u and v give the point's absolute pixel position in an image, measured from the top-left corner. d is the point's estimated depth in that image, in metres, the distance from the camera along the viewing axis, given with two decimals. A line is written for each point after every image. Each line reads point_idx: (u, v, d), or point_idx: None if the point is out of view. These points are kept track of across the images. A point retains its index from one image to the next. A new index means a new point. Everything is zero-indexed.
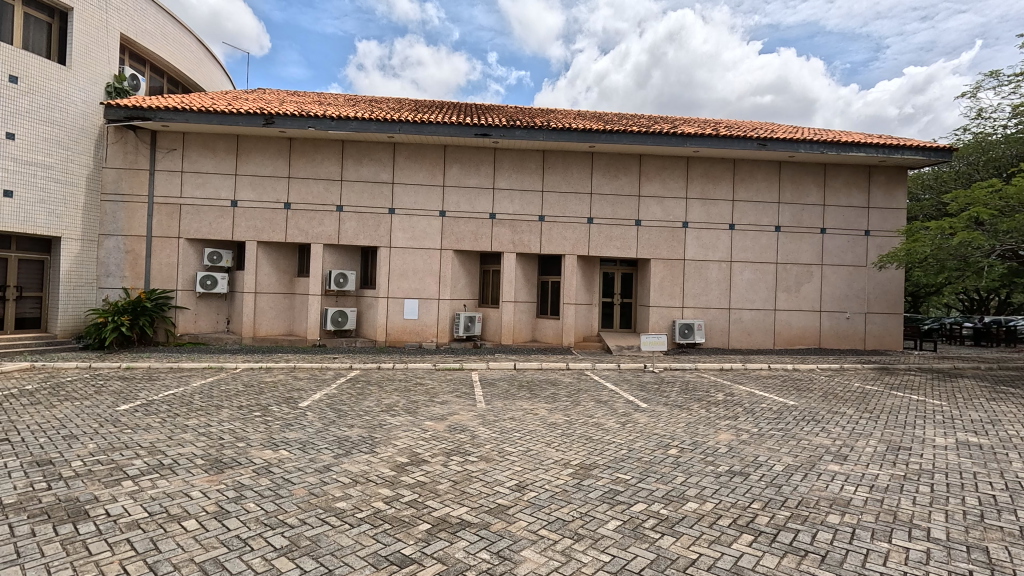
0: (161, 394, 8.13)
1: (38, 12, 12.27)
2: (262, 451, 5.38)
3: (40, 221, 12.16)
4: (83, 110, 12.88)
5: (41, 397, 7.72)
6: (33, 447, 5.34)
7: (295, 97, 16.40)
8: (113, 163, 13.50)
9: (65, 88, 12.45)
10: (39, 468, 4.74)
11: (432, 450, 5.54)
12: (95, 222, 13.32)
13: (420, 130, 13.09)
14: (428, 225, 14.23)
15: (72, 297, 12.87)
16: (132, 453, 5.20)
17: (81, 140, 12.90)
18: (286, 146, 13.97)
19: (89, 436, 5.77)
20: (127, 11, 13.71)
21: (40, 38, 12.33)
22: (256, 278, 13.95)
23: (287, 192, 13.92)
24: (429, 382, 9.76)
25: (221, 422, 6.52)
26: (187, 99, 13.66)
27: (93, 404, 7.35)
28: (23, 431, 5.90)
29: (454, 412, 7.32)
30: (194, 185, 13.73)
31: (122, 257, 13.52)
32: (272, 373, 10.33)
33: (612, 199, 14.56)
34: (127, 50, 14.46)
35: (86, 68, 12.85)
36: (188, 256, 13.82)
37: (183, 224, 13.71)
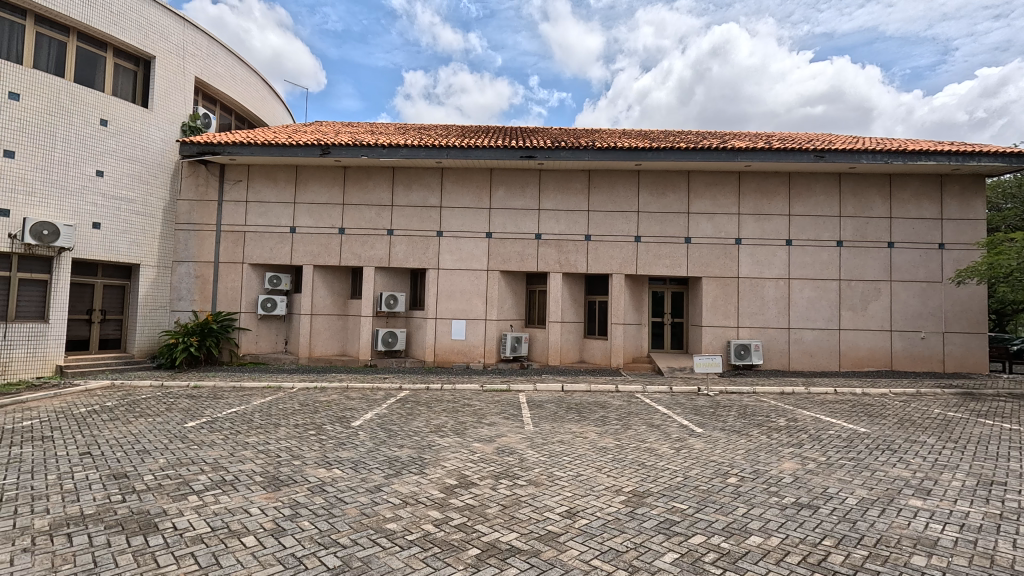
0: (225, 411, 8.55)
1: (126, 62, 13.52)
2: (317, 469, 5.52)
3: (123, 251, 13.18)
4: (162, 147, 14.02)
5: (119, 414, 8.28)
6: (111, 461, 5.70)
7: (351, 128, 17.22)
8: (187, 195, 14.56)
9: (147, 128, 13.62)
10: (115, 481, 5.04)
11: (480, 472, 5.50)
12: (169, 250, 14.33)
13: (467, 154, 13.38)
14: (475, 246, 14.43)
15: (148, 320, 13.83)
16: (198, 469, 5.47)
17: (160, 174, 14.02)
18: (341, 174, 14.65)
19: (160, 451, 6.11)
20: (201, 56, 14.96)
21: (127, 84, 13.57)
22: (312, 300, 14.58)
23: (341, 218, 14.54)
24: (477, 403, 9.75)
25: (279, 439, 6.77)
26: (251, 133, 14.65)
27: (164, 420, 7.80)
28: (103, 445, 6.35)
29: (502, 434, 7.26)
30: (257, 214, 14.60)
31: (192, 281, 14.46)
32: (327, 392, 10.63)
33: (660, 216, 14.29)
34: (201, 91, 15.73)
35: (165, 110, 14.04)
36: (250, 279, 14.62)
37: (246, 249, 14.55)
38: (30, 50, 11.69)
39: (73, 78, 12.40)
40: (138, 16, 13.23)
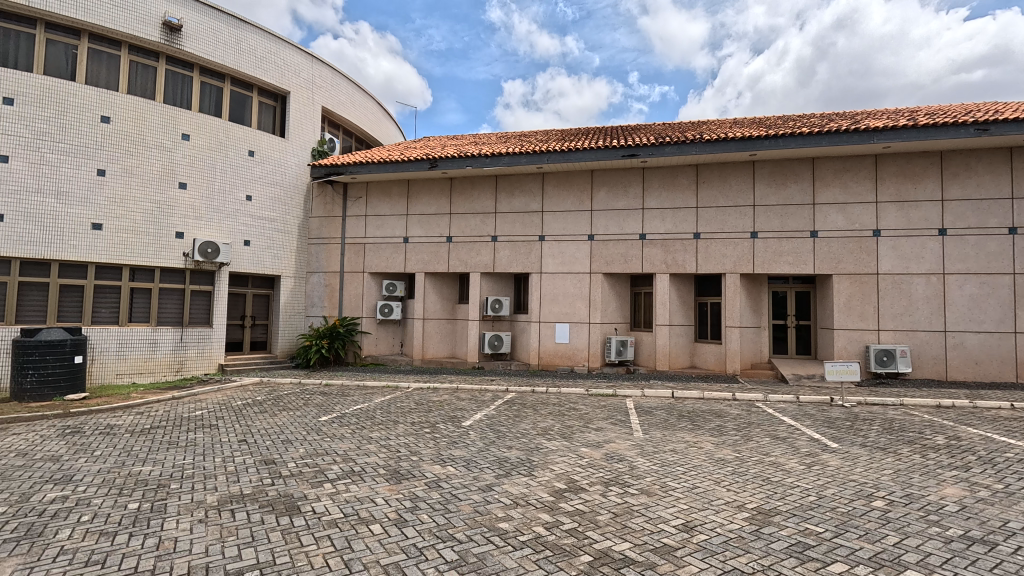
0: (352, 408, 9.37)
1: (267, 99, 15.46)
2: (433, 466, 5.83)
3: (268, 264, 15.03)
4: (297, 171, 15.79)
5: (267, 407, 9.45)
6: (262, 449, 6.52)
7: (456, 141, 18.07)
8: (317, 213, 16.23)
9: (285, 156, 15.43)
10: (267, 467, 5.75)
11: (589, 477, 5.43)
12: (304, 262, 16.07)
13: (567, 158, 13.39)
14: (577, 249, 14.35)
15: (287, 325, 15.62)
16: (331, 459, 6.05)
17: (295, 195, 15.80)
18: (448, 185, 15.42)
19: (300, 441, 6.86)
20: (326, 87, 16.65)
21: (268, 118, 15.50)
22: (424, 305, 15.49)
23: (449, 227, 15.28)
24: (583, 407, 9.66)
25: (398, 435, 7.26)
26: (369, 153, 15.98)
27: (302, 414, 8.75)
28: (256, 434, 7.29)
29: (610, 440, 7.11)
30: (375, 227, 15.86)
31: (323, 290, 16.08)
32: (439, 393, 11.20)
33: (779, 210, 13.11)
34: (327, 119, 17.50)
35: (299, 138, 15.80)
36: (370, 287, 15.90)
37: (366, 259, 15.86)
38: (196, 97, 13.82)
39: (228, 117, 14.44)
40: (277, 58, 15.08)
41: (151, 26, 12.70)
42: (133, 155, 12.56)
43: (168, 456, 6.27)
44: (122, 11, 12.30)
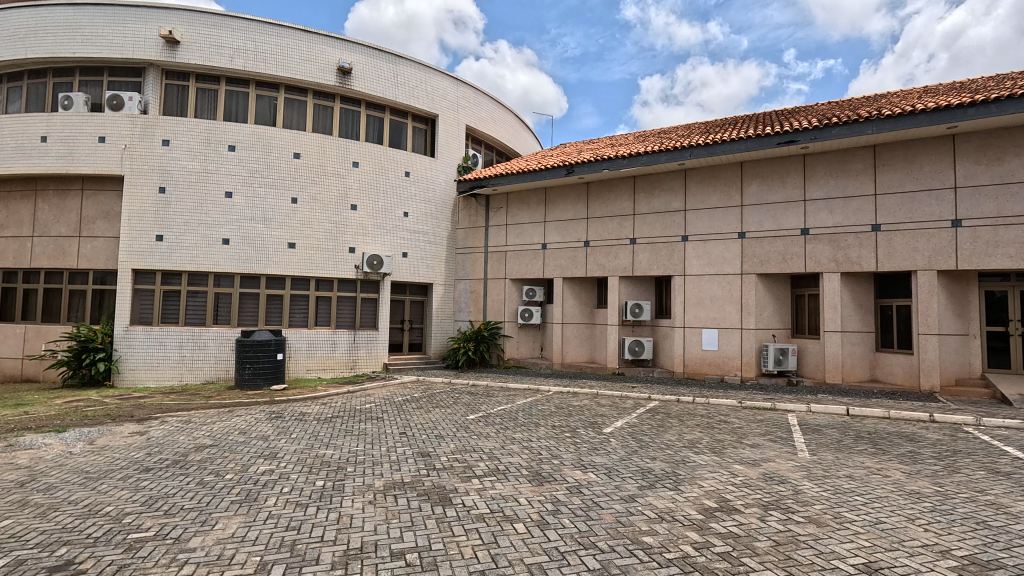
0: (496, 408, 9.84)
1: (420, 123, 17.07)
2: (574, 471, 5.85)
3: (422, 273, 16.54)
4: (445, 187, 17.15)
5: (423, 404, 10.38)
6: (420, 442, 7.17)
7: (592, 145, 18.02)
8: (463, 224, 17.42)
9: (435, 173, 16.86)
10: (423, 459, 6.32)
11: (744, 498, 4.96)
12: (452, 270, 17.34)
13: (712, 151, 12.50)
14: (725, 248, 13.28)
15: (439, 328, 16.98)
16: (478, 456, 6.42)
17: (444, 209, 17.16)
18: (584, 190, 15.45)
19: (451, 438, 7.41)
20: (469, 107, 17.85)
21: (421, 141, 17.11)
22: (563, 310, 15.69)
23: (586, 231, 15.27)
24: (735, 420, 8.88)
25: (540, 438, 7.43)
26: (509, 164, 16.72)
27: (453, 412, 9.43)
28: (414, 428, 8.06)
29: (769, 458, 6.42)
30: (515, 235, 16.51)
31: (469, 296, 17.18)
32: (579, 397, 11.21)
33: (994, 190, 10.64)
34: (470, 136, 18.75)
35: (446, 156, 17.16)
36: (511, 293, 16.57)
37: (508, 266, 16.57)
38: (363, 129, 15.81)
39: (388, 143, 16.26)
40: (427, 85, 16.60)
41: (329, 72, 14.88)
42: (317, 184, 14.82)
43: (345, 442, 7.25)
44: (308, 63, 14.64)
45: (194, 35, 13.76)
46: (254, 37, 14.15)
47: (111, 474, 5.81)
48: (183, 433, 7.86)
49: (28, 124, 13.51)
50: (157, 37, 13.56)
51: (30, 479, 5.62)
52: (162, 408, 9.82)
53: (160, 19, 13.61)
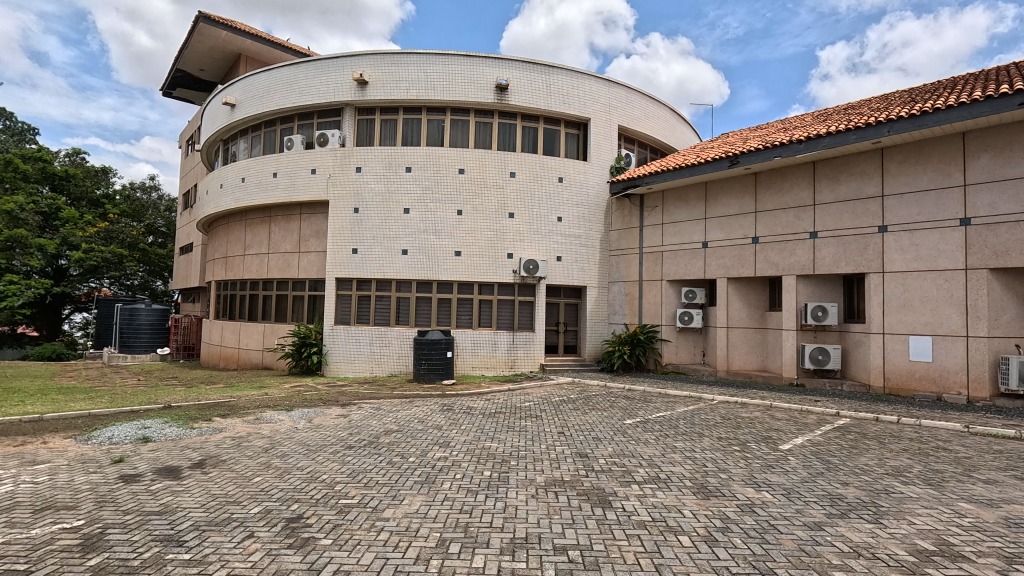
0: (655, 414, 9.50)
1: (572, 129, 17.34)
2: (745, 488, 5.39)
3: (576, 276, 16.72)
4: (598, 190, 17.12)
5: (579, 405, 10.50)
6: (578, 442, 7.28)
7: (761, 131, 16.35)
8: (616, 226, 17.17)
9: (587, 177, 16.95)
10: (582, 459, 6.41)
11: (975, 545, 4.04)
12: (606, 273, 17.20)
13: (920, 123, 10.43)
14: (941, 239, 10.94)
15: (594, 331, 16.98)
16: (637, 462, 6.28)
17: (597, 212, 17.13)
18: (752, 182, 14.12)
19: (609, 441, 7.37)
20: (621, 106, 17.59)
21: (573, 146, 17.36)
22: (728, 313, 14.50)
23: (754, 227, 13.91)
24: (961, 448, 7.24)
25: (704, 449, 6.98)
26: (664, 161, 16.07)
27: (610, 415, 9.37)
28: (571, 428, 8.21)
29: (1013, 500, 5.12)
30: (672, 234, 15.76)
31: (624, 298, 16.86)
32: (748, 409, 10.25)
33: None
34: (623, 136, 18.46)
35: (599, 159, 17.14)
36: (669, 295, 15.83)
37: (665, 267, 15.88)
38: (519, 140, 16.61)
39: (542, 152, 16.83)
40: (579, 91, 16.79)
41: (488, 91, 15.96)
42: (478, 196, 16.00)
43: (507, 437, 7.70)
44: (470, 85, 15.90)
45: (379, 75, 15.95)
46: (425, 69, 15.87)
47: (324, 448, 7.03)
48: (375, 418, 9.14)
49: (264, 164, 17.04)
50: (351, 80, 16.01)
51: (271, 446, 7.09)
52: (358, 396, 11.54)
53: (354, 65, 16.05)
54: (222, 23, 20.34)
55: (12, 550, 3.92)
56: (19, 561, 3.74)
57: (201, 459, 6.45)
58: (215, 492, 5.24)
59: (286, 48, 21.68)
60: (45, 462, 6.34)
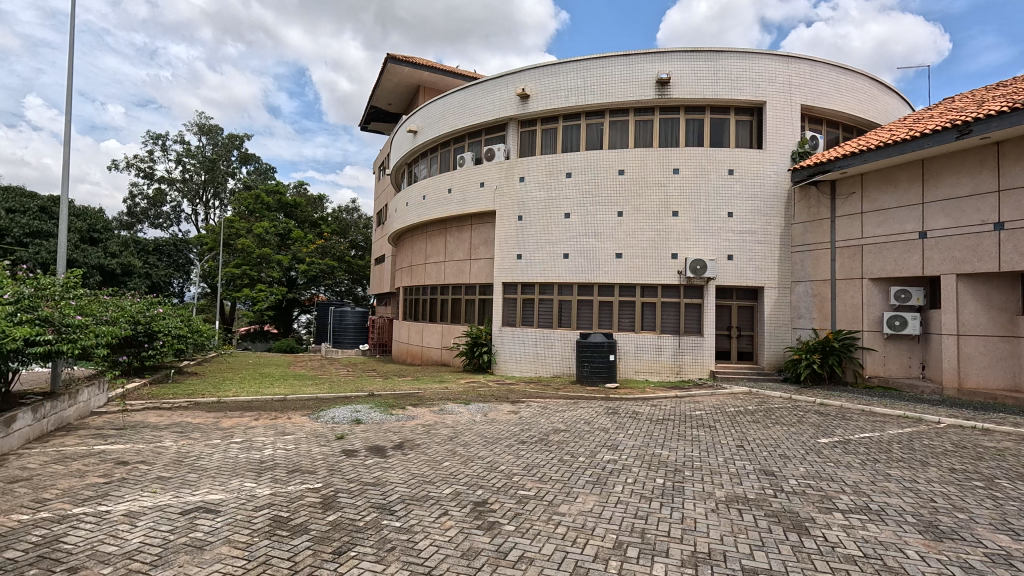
0: (858, 434, 8.18)
1: (743, 115, 15.90)
2: (995, 534, 4.34)
3: (751, 276, 15.23)
4: (776, 179, 15.40)
5: (760, 418, 9.54)
6: (762, 458, 6.65)
7: (1005, 89, 13.02)
8: (800, 218, 15.16)
9: (763, 166, 15.37)
10: (768, 477, 5.83)
11: None
12: (788, 272, 15.30)
13: None
14: None
15: (774, 337, 15.25)
16: (839, 488, 5.49)
17: (776, 204, 15.40)
18: (992, 153, 11.34)
19: (800, 460, 6.57)
20: (803, 83, 15.59)
21: (745, 134, 15.91)
22: (958, 317, 11.82)
23: (997, 209, 11.12)
24: None
25: (931, 481, 5.78)
26: (862, 140, 13.80)
27: (799, 431, 8.34)
28: (752, 443, 7.52)
29: None
30: (875, 224, 13.40)
31: (811, 300, 14.77)
32: (993, 437, 8.21)
33: None
34: (807, 117, 16.31)
35: (777, 145, 15.41)
36: (872, 295, 13.48)
37: (865, 264, 13.57)
38: (683, 134, 15.79)
39: (710, 143, 15.74)
40: (752, 73, 15.33)
41: (649, 87, 15.50)
42: (639, 196, 15.62)
43: (679, 446, 7.37)
44: (629, 84, 15.64)
45: (539, 87, 16.62)
46: (584, 74, 16.07)
47: (500, 441, 7.56)
48: (543, 416, 9.52)
49: (441, 181, 19.00)
50: (515, 96, 16.96)
51: (455, 435, 7.86)
52: (526, 394, 12.14)
53: (516, 81, 16.98)
54: (405, 61, 23.24)
55: (278, 500, 5.01)
56: (283, 509, 4.77)
57: (400, 441, 7.45)
58: (414, 471, 6.01)
59: (456, 74, 23.86)
60: (292, 433, 7.95)
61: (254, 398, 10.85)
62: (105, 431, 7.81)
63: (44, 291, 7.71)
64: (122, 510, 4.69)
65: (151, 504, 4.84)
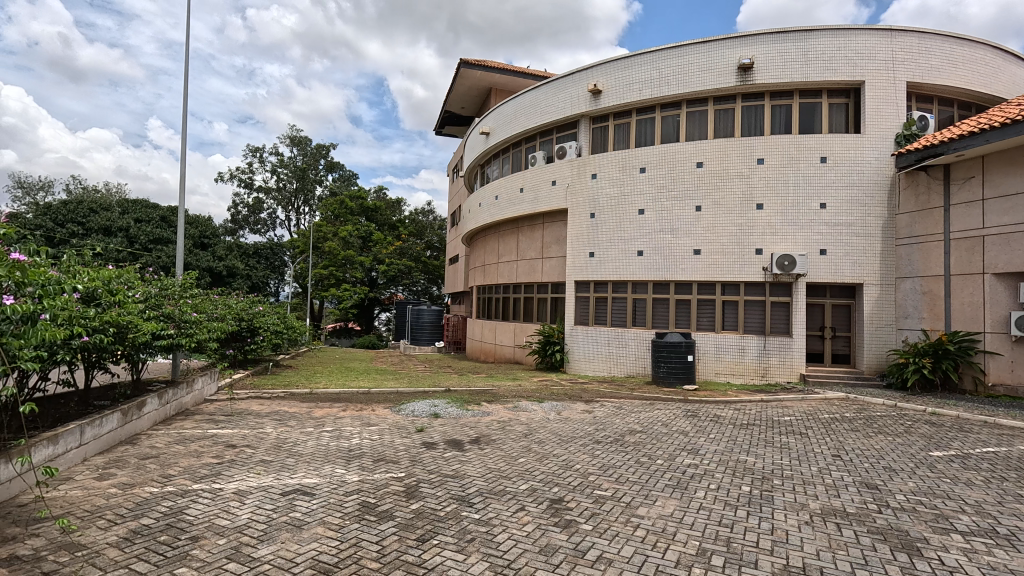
0: (981, 449, 7.27)
1: (838, 98, 14.67)
2: None
3: (847, 272, 14.00)
4: (877, 166, 14.05)
5: (860, 426, 8.76)
6: (862, 470, 6.11)
7: None
8: (906, 208, 13.69)
9: (861, 152, 14.09)
10: (870, 491, 5.35)
11: None
12: (891, 267, 13.89)
13: None
14: None
15: (875, 338, 13.91)
16: (957, 506, 4.92)
17: (877, 193, 14.05)
18: None
19: (909, 474, 5.96)
20: (910, 58, 14.11)
21: (840, 118, 14.66)
22: None
23: None
24: None
25: None
26: (984, 117, 12.21)
27: (907, 442, 7.56)
28: (851, 453, 6.93)
29: None
30: (1000, 211, 11.75)
31: (920, 298, 13.26)
32: None
33: None
34: (914, 95, 14.73)
35: (878, 128, 14.06)
36: (997, 293, 11.83)
37: (987, 257, 11.92)
38: (768, 122, 14.82)
39: (799, 130, 14.65)
40: (848, 50, 14.09)
41: (729, 74, 14.72)
42: (719, 189, 14.88)
43: (767, 452, 6.95)
44: (708, 72, 14.94)
45: (611, 81, 16.32)
46: (658, 65, 15.56)
47: (575, 440, 7.53)
48: (619, 416, 9.35)
49: (513, 181, 19.20)
50: (586, 92, 16.78)
51: (529, 432, 7.93)
52: (600, 393, 11.97)
53: (588, 77, 16.79)
54: (477, 64, 23.73)
55: (366, 487, 5.32)
56: (370, 496, 5.06)
57: (477, 436, 7.64)
58: (490, 465, 6.14)
59: (527, 74, 23.99)
60: (376, 424, 8.40)
61: (342, 390, 11.59)
62: (217, 417, 8.68)
63: (167, 291, 8.71)
64: (232, 488, 5.20)
65: (256, 484, 5.33)
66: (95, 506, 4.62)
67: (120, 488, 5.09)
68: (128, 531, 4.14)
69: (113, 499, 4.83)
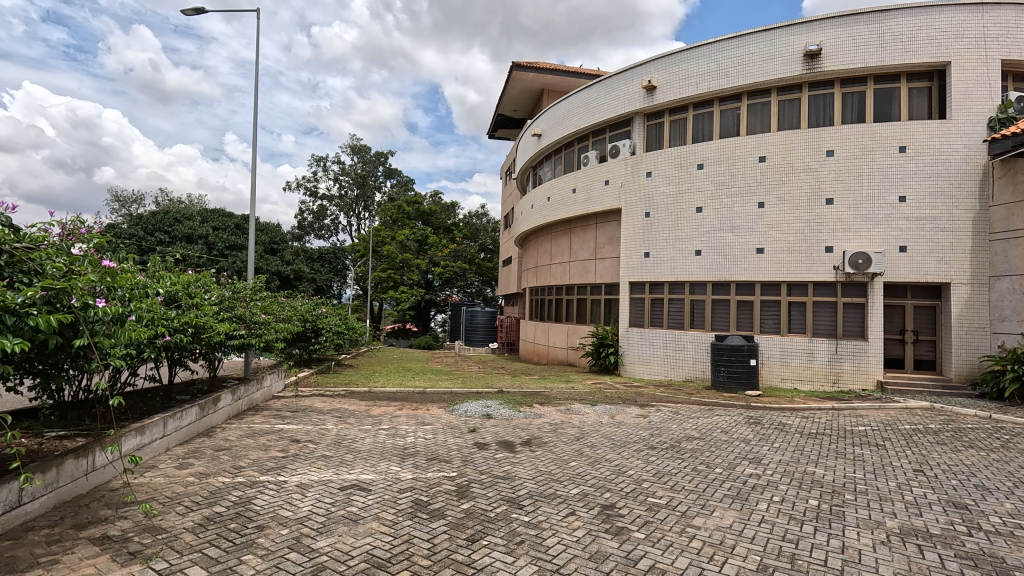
0: None
1: (919, 82, 13.51)
2: None
3: (932, 271, 12.86)
4: (966, 154, 12.82)
5: (946, 439, 8.01)
6: (949, 487, 5.57)
7: None
8: (1002, 199, 12.35)
9: (947, 140, 12.90)
10: (958, 511, 4.88)
11: None
12: (984, 264, 12.60)
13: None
14: None
15: (965, 342, 12.66)
16: None
17: (967, 183, 12.80)
18: None
19: (1004, 493, 5.39)
20: (1005, 34, 12.80)
21: (922, 103, 13.49)
22: None
23: None
24: None
25: None
26: None
27: (1001, 458, 6.83)
28: (935, 467, 6.35)
29: None
30: None
31: (1019, 299, 11.86)
32: None
33: None
34: (1010, 74, 13.34)
35: (967, 112, 12.82)
36: None
37: None
38: (838, 111, 13.89)
39: (874, 119, 13.62)
40: (931, 29, 12.96)
41: (794, 62, 13.92)
42: (785, 184, 14.09)
43: (837, 464, 6.48)
44: (771, 61, 14.21)
45: (667, 77, 15.88)
46: (717, 57, 14.98)
47: (629, 444, 7.36)
48: (675, 422, 9.06)
49: (565, 182, 19.09)
50: (641, 89, 16.41)
51: (582, 436, 7.84)
52: (655, 397, 11.66)
53: (642, 74, 16.41)
54: (530, 67, 23.80)
55: (420, 485, 5.45)
56: (423, 494, 5.17)
57: (529, 438, 7.64)
58: (542, 468, 6.12)
59: (581, 73, 23.79)
60: (431, 424, 8.59)
61: (399, 390, 11.95)
62: (283, 413, 9.18)
63: (240, 293, 9.30)
64: (295, 481, 5.46)
65: (317, 478, 5.58)
66: (175, 493, 5.01)
67: (197, 477, 5.48)
68: (203, 518, 4.45)
69: (190, 487, 5.21)
